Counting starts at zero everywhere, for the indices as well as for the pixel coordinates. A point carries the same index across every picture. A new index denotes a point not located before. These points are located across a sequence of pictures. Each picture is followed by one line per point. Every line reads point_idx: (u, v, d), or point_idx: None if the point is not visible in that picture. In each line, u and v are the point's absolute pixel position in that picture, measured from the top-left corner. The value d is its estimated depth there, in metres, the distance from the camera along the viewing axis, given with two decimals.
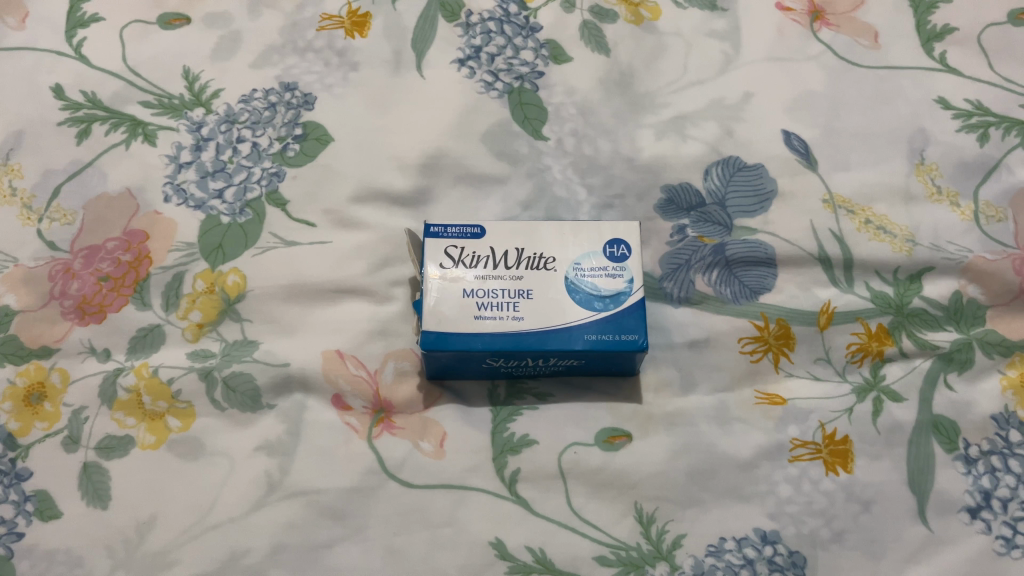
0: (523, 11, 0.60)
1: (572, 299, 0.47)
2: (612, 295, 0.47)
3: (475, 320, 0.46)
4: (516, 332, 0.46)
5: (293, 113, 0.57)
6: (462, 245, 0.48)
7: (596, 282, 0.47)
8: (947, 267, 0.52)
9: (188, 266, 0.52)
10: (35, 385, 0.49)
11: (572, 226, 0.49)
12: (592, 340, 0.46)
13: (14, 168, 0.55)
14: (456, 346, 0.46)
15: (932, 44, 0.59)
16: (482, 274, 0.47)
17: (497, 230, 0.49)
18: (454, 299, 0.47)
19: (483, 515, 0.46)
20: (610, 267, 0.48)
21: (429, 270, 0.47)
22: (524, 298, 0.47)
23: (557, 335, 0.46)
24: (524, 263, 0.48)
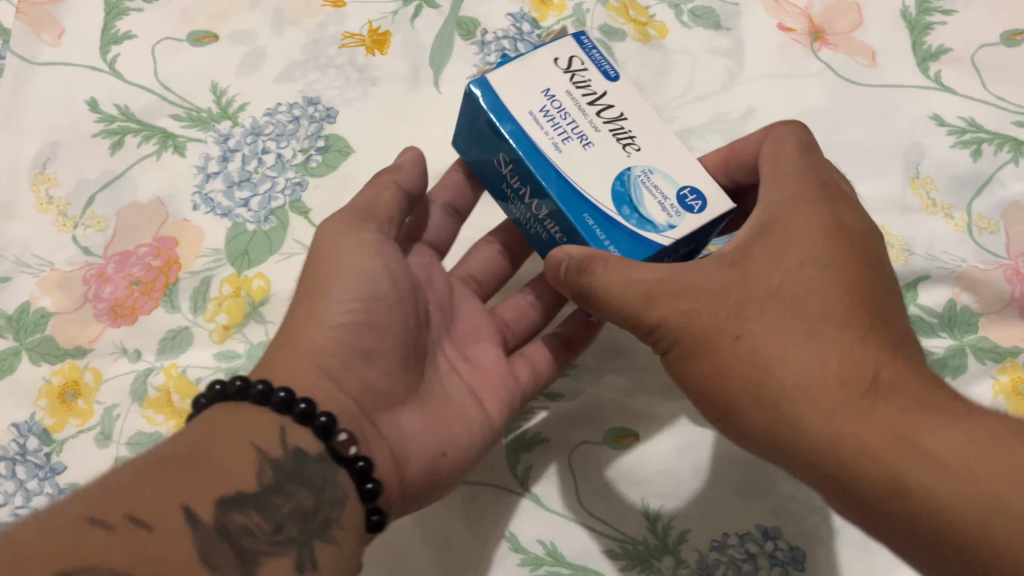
0: (536, 29, 0.63)
1: (608, 185, 0.42)
2: (649, 214, 0.42)
3: (526, 112, 0.43)
4: (543, 152, 0.43)
5: (315, 126, 0.60)
6: (589, 70, 0.46)
7: (649, 196, 0.42)
8: (941, 276, 0.54)
9: (215, 271, 0.55)
10: (69, 384, 0.51)
11: (683, 150, 0.44)
12: (588, 225, 0.42)
13: (50, 177, 0.58)
14: (490, 104, 0.43)
15: (927, 63, 0.61)
16: (568, 91, 0.44)
17: (624, 94, 0.45)
18: (532, 75, 0.44)
19: (498, 510, 0.48)
20: (676, 198, 0.42)
21: (542, 50, 0.45)
22: (579, 142, 0.43)
23: (570, 196, 0.42)
24: (610, 125, 0.44)
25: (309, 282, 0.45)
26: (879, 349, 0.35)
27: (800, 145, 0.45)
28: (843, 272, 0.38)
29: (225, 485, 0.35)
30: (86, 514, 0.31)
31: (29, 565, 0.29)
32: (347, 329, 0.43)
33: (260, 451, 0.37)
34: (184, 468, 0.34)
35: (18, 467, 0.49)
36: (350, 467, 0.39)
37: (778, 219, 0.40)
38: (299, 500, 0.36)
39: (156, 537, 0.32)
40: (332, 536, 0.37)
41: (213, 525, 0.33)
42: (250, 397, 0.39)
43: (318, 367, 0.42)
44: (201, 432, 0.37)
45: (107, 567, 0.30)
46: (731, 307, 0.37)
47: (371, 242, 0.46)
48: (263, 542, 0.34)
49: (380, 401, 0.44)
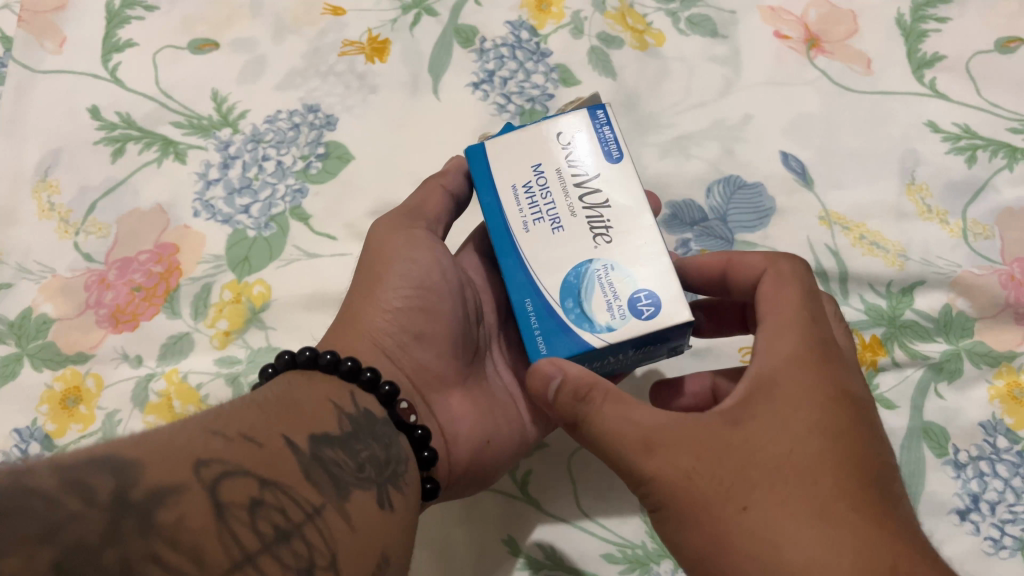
0: (535, 37, 0.64)
1: (561, 275, 0.42)
2: (590, 312, 0.41)
3: (508, 186, 0.44)
4: (508, 230, 0.43)
5: (315, 133, 0.60)
6: (592, 149, 0.44)
7: (599, 292, 0.41)
8: (937, 281, 0.55)
9: (215, 277, 0.55)
10: (71, 389, 0.51)
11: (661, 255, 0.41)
12: (526, 310, 0.42)
13: (52, 184, 0.58)
14: (477, 173, 0.45)
15: (922, 70, 0.61)
16: (559, 169, 0.44)
17: (623, 178, 0.43)
18: (529, 147, 0.45)
19: (498, 515, 0.49)
20: (627, 301, 0.40)
21: (547, 121, 0.45)
22: (551, 224, 0.43)
23: (522, 278, 0.42)
24: (589, 212, 0.43)
25: (363, 275, 0.47)
26: (898, 541, 0.31)
27: (802, 291, 0.40)
28: (854, 447, 0.34)
29: (316, 424, 0.35)
30: (208, 426, 0.31)
31: (165, 452, 0.28)
32: (402, 312, 0.45)
33: (338, 406, 0.37)
34: (282, 409, 0.35)
35: None
36: (410, 434, 0.40)
37: (775, 382, 0.36)
38: (374, 451, 0.36)
39: (266, 452, 0.31)
40: (402, 488, 0.37)
41: (309, 453, 0.33)
42: (321, 366, 0.39)
43: (377, 346, 0.44)
44: (290, 385, 0.38)
45: (236, 464, 0.30)
46: (739, 480, 0.33)
47: (422, 236, 0.48)
48: (351, 475, 0.34)
49: (431, 381, 0.46)
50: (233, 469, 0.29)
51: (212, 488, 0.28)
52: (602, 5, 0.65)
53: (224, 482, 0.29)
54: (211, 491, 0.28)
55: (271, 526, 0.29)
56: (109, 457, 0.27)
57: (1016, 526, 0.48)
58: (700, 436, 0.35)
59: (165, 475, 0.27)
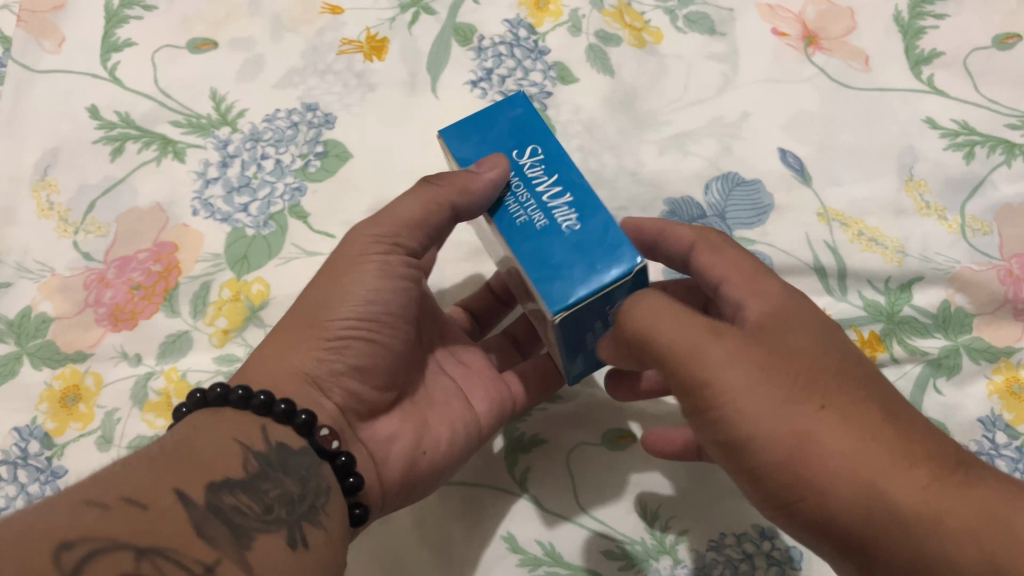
0: (532, 35, 0.64)
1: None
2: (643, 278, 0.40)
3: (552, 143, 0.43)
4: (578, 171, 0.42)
5: (314, 132, 0.60)
6: None
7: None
8: (935, 276, 0.55)
9: (214, 275, 0.55)
10: (70, 388, 0.51)
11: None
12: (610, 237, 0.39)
13: (51, 184, 0.58)
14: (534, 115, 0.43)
15: (919, 67, 0.62)
16: None
17: None
18: None
19: (497, 511, 0.49)
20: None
21: None
22: None
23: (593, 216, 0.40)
24: None
25: (303, 300, 0.45)
26: (922, 423, 0.36)
27: (728, 241, 0.43)
28: (854, 354, 0.38)
29: (212, 472, 0.35)
30: (85, 497, 0.31)
31: (24, 543, 0.29)
32: (342, 346, 0.43)
33: (244, 445, 0.37)
34: (177, 460, 0.35)
35: (20, 471, 0.49)
36: (333, 462, 0.40)
37: (785, 302, 0.39)
38: (286, 487, 0.36)
39: (149, 514, 0.31)
40: (320, 521, 0.37)
41: (205, 505, 0.33)
42: (233, 402, 0.39)
43: (308, 380, 0.43)
44: (190, 432, 0.37)
45: (110, 538, 0.30)
46: (806, 382, 0.35)
47: (394, 257, 0.45)
48: (255, 520, 0.34)
49: (359, 410, 0.45)
50: (102, 547, 0.29)
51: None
52: (600, 4, 0.66)
53: (90, 563, 0.29)
54: None
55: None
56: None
57: None
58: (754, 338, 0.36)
59: (22, 568, 0.28)
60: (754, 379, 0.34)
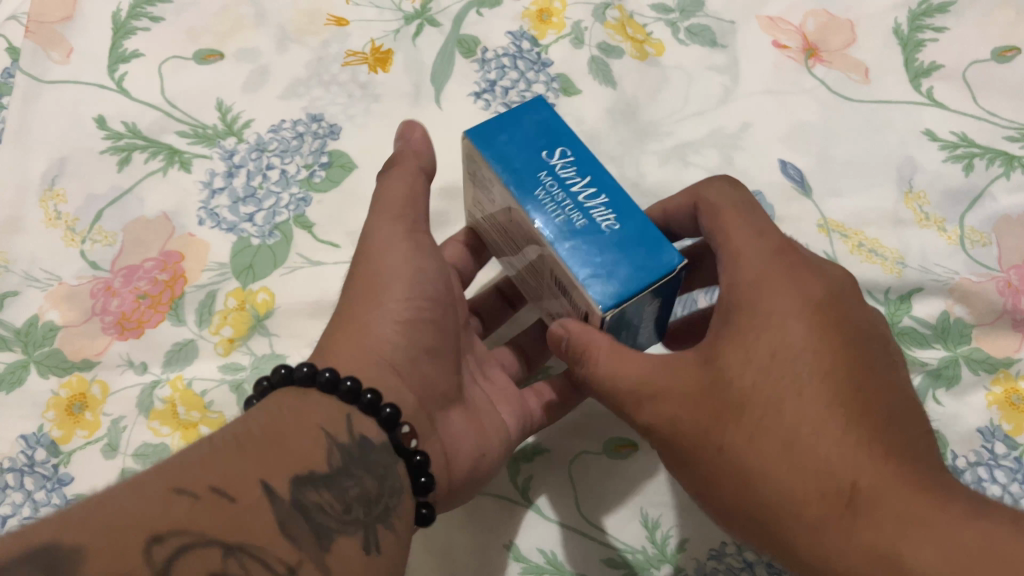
0: (535, 47, 0.65)
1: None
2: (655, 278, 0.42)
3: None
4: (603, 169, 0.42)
5: (319, 142, 0.61)
6: None
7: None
8: (934, 287, 0.55)
9: (220, 284, 0.56)
10: (77, 396, 0.52)
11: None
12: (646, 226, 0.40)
13: (59, 193, 0.59)
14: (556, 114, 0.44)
15: (919, 80, 0.62)
16: None
17: None
18: None
19: (499, 519, 0.49)
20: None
21: None
22: None
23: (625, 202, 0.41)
24: None
25: (362, 283, 0.46)
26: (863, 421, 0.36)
27: (737, 215, 0.44)
28: (815, 340, 0.38)
29: (299, 465, 0.35)
30: (173, 485, 0.32)
31: (115, 530, 0.29)
32: (408, 325, 0.45)
33: (329, 434, 0.38)
34: (264, 450, 0.35)
35: (26, 478, 0.49)
36: (408, 459, 0.40)
37: (754, 297, 0.40)
38: (365, 486, 0.37)
39: (238, 508, 0.32)
40: (392, 524, 0.37)
41: (288, 501, 0.34)
42: (319, 385, 0.40)
43: (383, 359, 0.44)
44: (279, 414, 0.38)
45: (200, 532, 0.31)
46: (724, 403, 0.38)
47: (425, 248, 0.48)
48: (334, 520, 0.35)
49: (431, 398, 0.46)
50: (193, 541, 0.30)
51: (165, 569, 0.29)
52: (602, 16, 0.66)
53: (180, 558, 0.30)
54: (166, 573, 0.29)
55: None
56: (52, 547, 0.28)
57: None
58: (682, 377, 0.40)
59: (110, 562, 0.28)
60: (687, 414, 0.39)
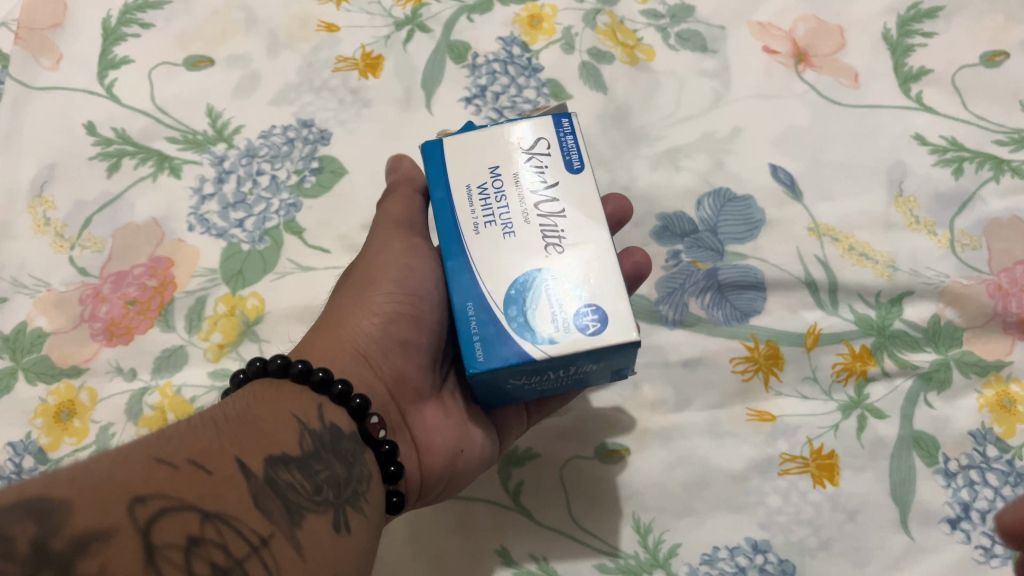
0: (526, 52, 0.65)
1: (507, 283, 0.41)
2: (532, 321, 0.39)
3: (462, 186, 0.44)
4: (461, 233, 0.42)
5: (310, 148, 0.61)
6: (548, 157, 0.44)
7: (544, 304, 0.40)
8: (925, 291, 0.55)
9: (209, 290, 0.56)
10: (65, 403, 0.52)
11: (610, 271, 0.41)
12: (467, 313, 0.40)
13: (47, 200, 0.58)
14: (435, 168, 0.45)
15: (908, 84, 0.62)
16: (516, 173, 0.44)
17: (574, 189, 0.43)
18: (489, 152, 0.45)
19: (491, 525, 0.49)
20: (572, 315, 0.39)
21: (514, 127, 0.45)
22: (508, 233, 0.42)
23: (465, 280, 0.41)
24: (541, 220, 0.42)
25: (356, 282, 0.47)
26: None
27: None
28: None
29: (273, 446, 0.35)
30: (152, 454, 0.31)
31: (97, 489, 0.29)
32: (390, 319, 0.45)
33: (302, 422, 0.38)
34: (239, 429, 0.35)
35: (13, 486, 0.49)
36: (377, 449, 0.41)
37: None
38: (334, 470, 0.37)
39: (213, 480, 0.32)
40: (362, 507, 0.37)
41: (263, 478, 0.33)
42: (292, 375, 0.40)
43: (359, 355, 0.44)
44: (255, 400, 0.38)
45: (179, 498, 0.30)
46: None
47: (420, 246, 0.48)
48: (306, 499, 0.34)
49: (409, 393, 0.46)
50: (173, 504, 0.30)
51: (146, 530, 0.28)
52: (593, 22, 0.66)
53: (161, 518, 0.29)
54: (143, 534, 0.28)
55: (209, 564, 0.29)
56: (40, 499, 0.28)
57: None
58: None
59: (95, 518, 0.28)
60: None
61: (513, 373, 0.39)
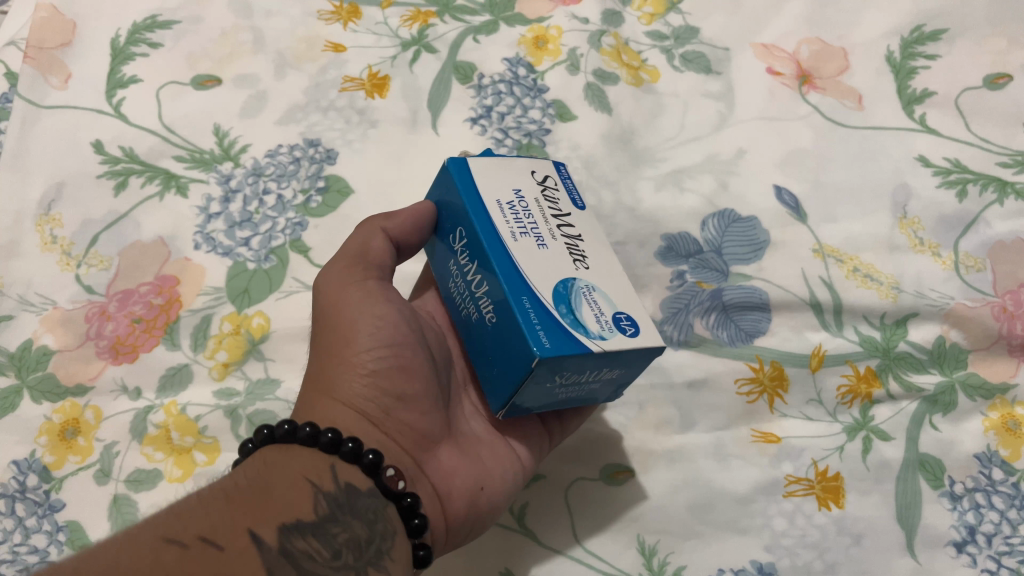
0: (531, 73, 0.65)
1: (552, 284, 0.41)
2: (582, 319, 0.40)
3: (494, 199, 0.44)
4: (503, 237, 0.42)
5: (316, 167, 0.61)
6: (557, 193, 0.47)
7: (587, 306, 0.41)
8: (930, 312, 0.55)
9: (215, 308, 0.56)
10: (70, 421, 0.51)
11: (629, 292, 0.44)
12: (524, 306, 0.39)
13: (55, 218, 0.58)
14: (461, 182, 0.45)
15: (912, 107, 0.63)
16: (536, 199, 0.46)
17: (585, 224, 0.47)
18: (510, 175, 0.46)
19: (495, 546, 0.49)
20: (611, 318, 0.41)
21: (525, 162, 0.48)
22: (540, 243, 0.43)
23: (515, 280, 0.40)
24: (565, 240, 0.44)
25: (328, 341, 0.45)
26: None
27: None
28: None
29: (287, 514, 0.35)
30: (162, 535, 0.32)
31: None
32: (381, 375, 0.44)
33: (315, 485, 0.38)
34: (251, 499, 0.35)
35: (18, 505, 0.48)
36: (399, 502, 0.40)
37: None
38: (354, 531, 0.37)
39: (225, 557, 0.32)
40: (386, 565, 0.37)
41: (277, 549, 0.34)
42: (300, 439, 0.39)
43: (359, 415, 0.43)
44: (263, 468, 0.38)
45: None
46: None
47: (378, 289, 0.46)
48: (323, 565, 0.34)
49: (419, 442, 0.45)
50: None
51: None
52: (598, 42, 0.67)
53: None
54: None
55: None
56: None
57: (1013, 557, 0.47)
58: None
59: None
60: None
61: (566, 372, 0.40)
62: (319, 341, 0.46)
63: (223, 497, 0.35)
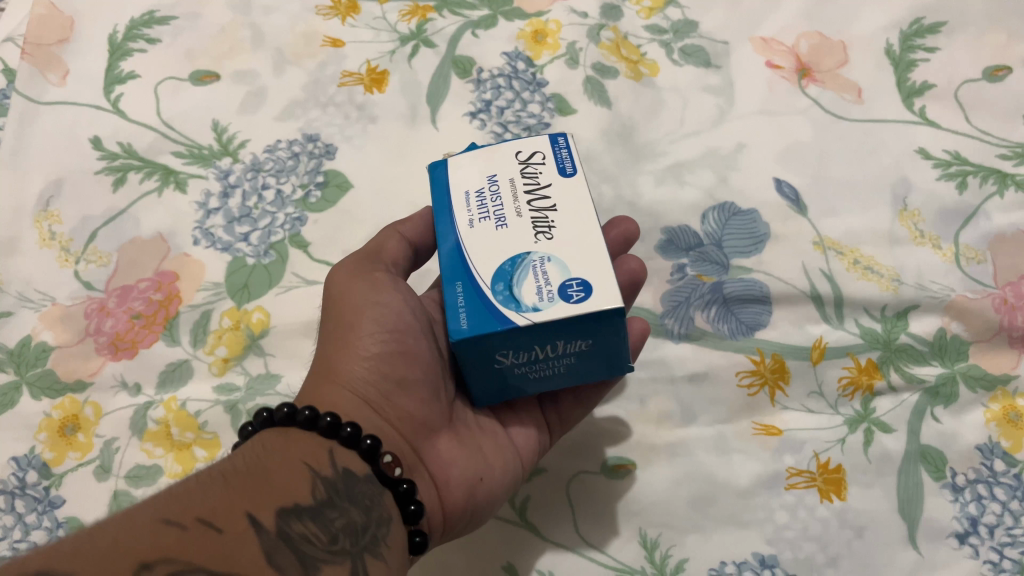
0: (530, 68, 0.65)
1: (497, 263, 0.40)
2: (518, 294, 0.38)
3: (461, 193, 0.44)
4: (459, 229, 0.42)
5: (315, 162, 0.61)
6: (543, 166, 0.45)
7: (530, 278, 0.39)
8: (931, 305, 0.55)
9: (215, 304, 0.56)
10: (69, 418, 0.51)
11: (598, 250, 0.40)
12: (456, 293, 0.40)
13: (53, 215, 0.58)
14: (437, 183, 0.46)
15: (912, 99, 0.63)
16: (512, 179, 0.44)
17: (569, 190, 0.43)
18: (488, 163, 0.45)
19: (497, 540, 0.49)
20: (556, 287, 0.38)
21: (511, 143, 0.46)
22: (498, 224, 0.42)
23: (459, 270, 0.41)
24: (533, 214, 0.42)
25: (334, 328, 0.45)
26: None
27: None
28: None
29: (285, 498, 0.35)
30: (162, 516, 0.32)
31: (103, 560, 0.29)
32: (382, 359, 0.44)
33: (314, 470, 0.38)
34: (249, 482, 0.35)
35: (18, 501, 0.48)
36: (394, 489, 0.40)
37: None
38: (350, 516, 0.37)
39: (224, 539, 0.32)
40: (382, 553, 0.37)
41: (275, 532, 0.34)
42: (299, 423, 0.40)
43: (360, 398, 0.43)
44: (264, 452, 0.38)
45: (187, 561, 0.30)
46: None
47: (384, 279, 0.47)
48: (321, 550, 0.34)
49: (419, 430, 0.45)
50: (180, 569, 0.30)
51: None
52: (597, 37, 0.67)
53: None
54: None
55: None
56: None
57: (1015, 549, 0.47)
58: None
59: None
60: None
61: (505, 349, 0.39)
62: (326, 330, 0.46)
63: (222, 480, 0.35)
